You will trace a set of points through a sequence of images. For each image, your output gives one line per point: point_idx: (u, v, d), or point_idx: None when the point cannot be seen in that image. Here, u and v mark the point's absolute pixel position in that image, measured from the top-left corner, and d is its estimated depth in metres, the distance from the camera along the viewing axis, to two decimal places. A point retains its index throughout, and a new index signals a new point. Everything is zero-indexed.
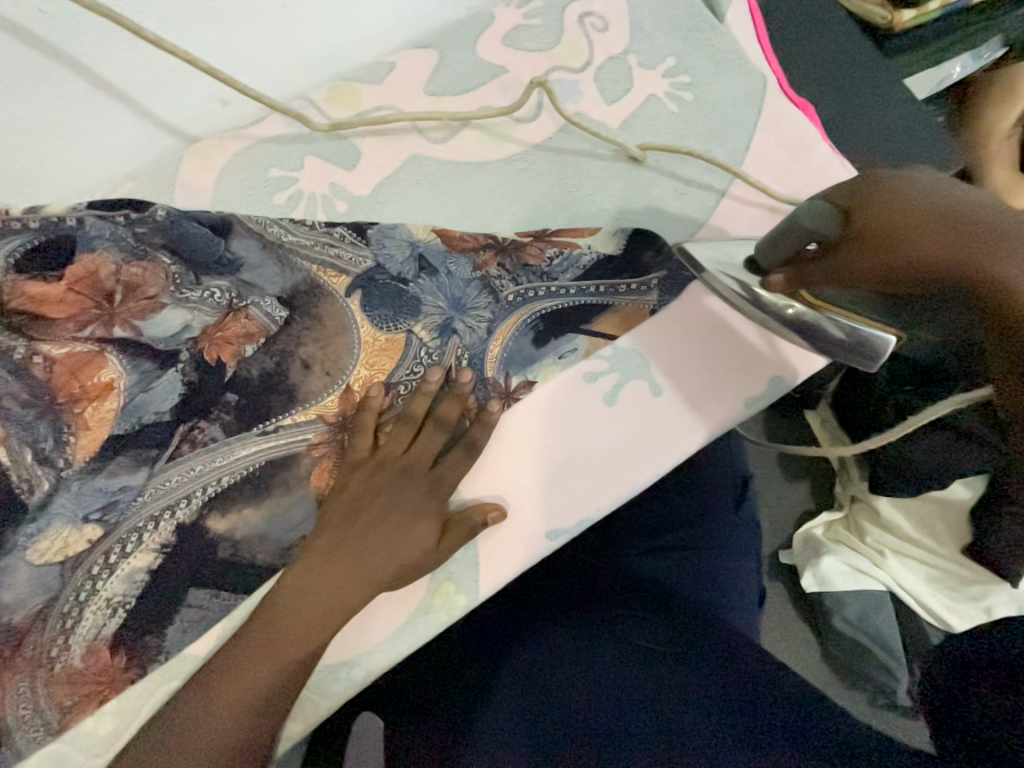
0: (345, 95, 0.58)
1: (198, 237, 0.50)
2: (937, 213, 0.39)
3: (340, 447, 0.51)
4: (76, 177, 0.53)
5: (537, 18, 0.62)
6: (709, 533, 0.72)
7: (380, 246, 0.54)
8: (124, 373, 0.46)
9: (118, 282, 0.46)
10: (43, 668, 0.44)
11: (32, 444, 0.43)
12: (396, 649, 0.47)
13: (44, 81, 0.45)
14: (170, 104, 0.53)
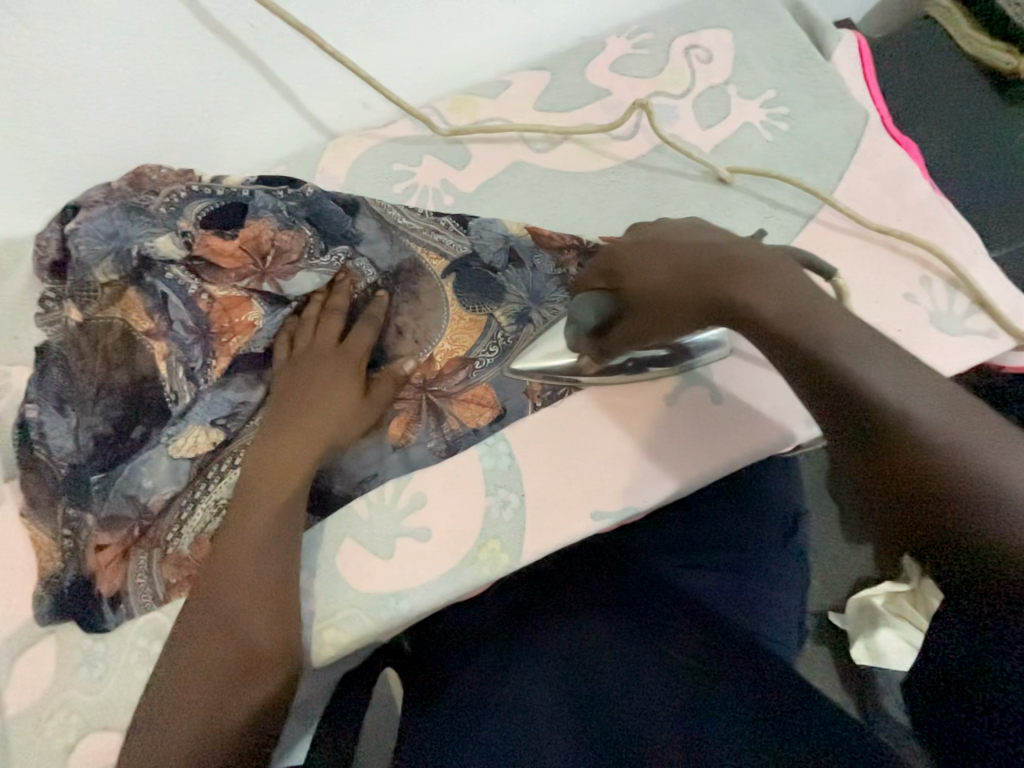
0: (465, 106, 0.66)
1: (334, 214, 0.58)
2: (678, 268, 0.44)
3: (418, 405, 0.56)
4: (244, 157, 0.65)
5: (645, 47, 0.68)
6: (751, 557, 0.70)
7: (477, 237, 0.60)
8: (261, 318, 0.56)
9: (272, 244, 0.56)
10: (162, 546, 0.53)
11: (186, 362, 0.54)
12: (441, 590, 0.51)
13: (238, 76, 0.57)
14: (325, 103, 0.64)
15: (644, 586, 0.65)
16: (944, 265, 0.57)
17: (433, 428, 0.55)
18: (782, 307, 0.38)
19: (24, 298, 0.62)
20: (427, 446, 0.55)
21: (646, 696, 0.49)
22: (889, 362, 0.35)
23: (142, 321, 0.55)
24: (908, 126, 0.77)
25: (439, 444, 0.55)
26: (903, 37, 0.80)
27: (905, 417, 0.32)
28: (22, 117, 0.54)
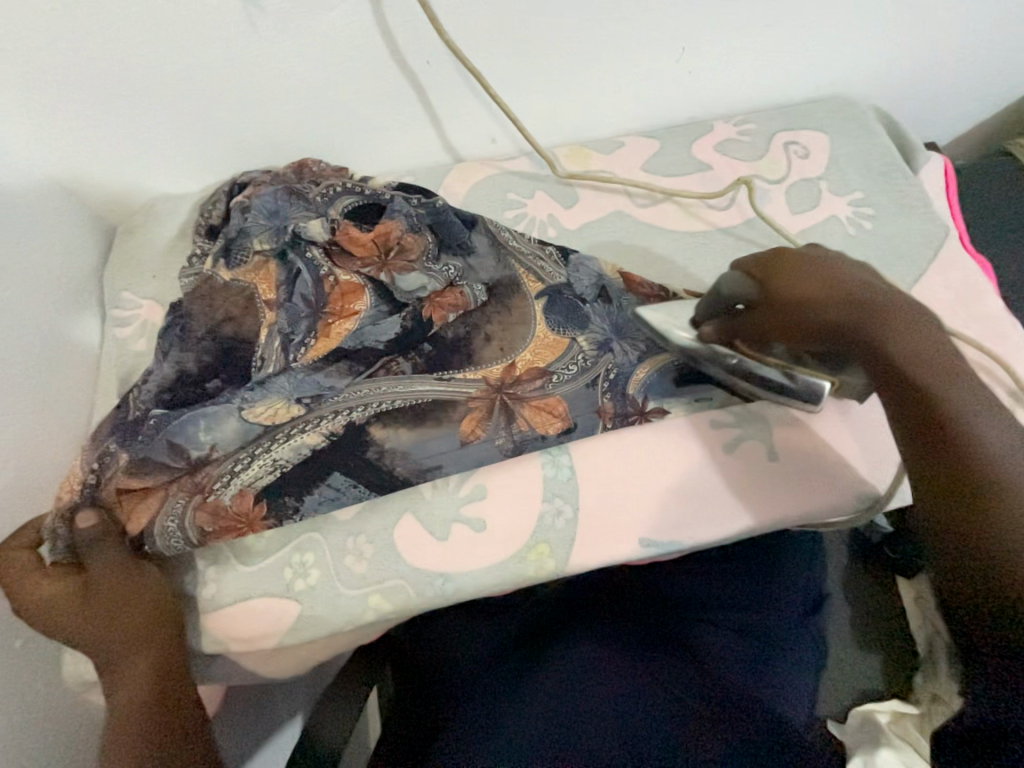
0: (580, 155, 0.75)
1: (454, 225, 0.65)
2: (830, 293, 0.48)
3: (490, 404, 0.58)
4: (381, 163, 0.74)
5: (748, 135, 0.76)
6: (768, 626, 0.71)
7: (574, 271, 0.66)
8: (368, 307, 0.62)
9: (397, 244, 0.63)
10: (200, 495, 0.53)
11: (293, 330, 0.60)
12: (486, 581, 0.55)
13: (401, 97, 0.67)
14: (461, 131, 0.73)
15: (658, 639, 0.69)
16: (1007, 377, 0.60)
17: (502, 425, 0.58)
18: (995, 434, 0.41)
19: (168, 243, 0.70)
20: (495, 442, 0.57)
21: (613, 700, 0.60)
22: (994, 461, 0.40)
23: (269, 291, 0.62)
24: (981, 248, 0.82)
25: (506, 443, 0.57)
26: (985, 168, 0.87)
27: (1004, 494, 0.39)
28: (220, 96, 0.64)
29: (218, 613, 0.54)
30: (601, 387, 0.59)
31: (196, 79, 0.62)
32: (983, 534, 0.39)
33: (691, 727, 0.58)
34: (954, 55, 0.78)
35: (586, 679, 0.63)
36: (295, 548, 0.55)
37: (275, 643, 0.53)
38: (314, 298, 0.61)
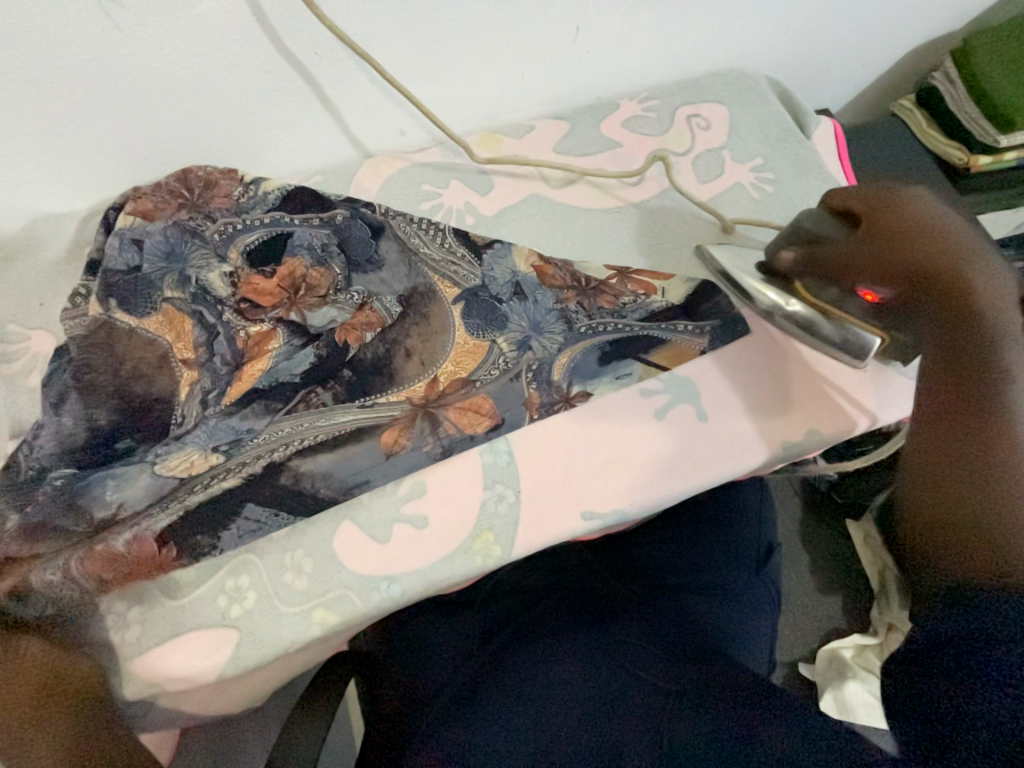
0: (492, 141, 0.74)
1: (361, 238, 0.64)
2: (938, 231, 0.46)
3: (413, 418, 0.57)
4: (287, 163, 0.71)
5: (653, 111, 0.78)
6: (724, 581, 0.74)
7: (488, 268, 0.65)
8: (281, 344, 0.59)
9: (303, 280, 0.61)
10: (87, 543, 0.49)
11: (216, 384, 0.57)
12: (434, 578, 0.53)
13: (296, 91, 0.64)
14: (367, 124, 0.71)
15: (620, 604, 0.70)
16: None
17: (426, 434, 0.56)
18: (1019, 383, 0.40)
19: (57, 267, 0.65)
20: (424, 451, 0.56)
21: (576, 674, 0.59)
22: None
23: (185, 350, 0.58)
24: None
25: (434, 449, 0.56)
26: (872, 129, 0.93)
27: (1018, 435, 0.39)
28: (91, 105, 0.59)
29: (149, 653, 0.50)
30: (526, 379, 0.59)
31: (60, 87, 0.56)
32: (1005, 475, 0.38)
33: (656, 690, 0.55)
34: (834, 21, 0.82)
35: (553, 663, 0.61)
36: (228, 573, 0.52)
37: (215, 677, 0.50)
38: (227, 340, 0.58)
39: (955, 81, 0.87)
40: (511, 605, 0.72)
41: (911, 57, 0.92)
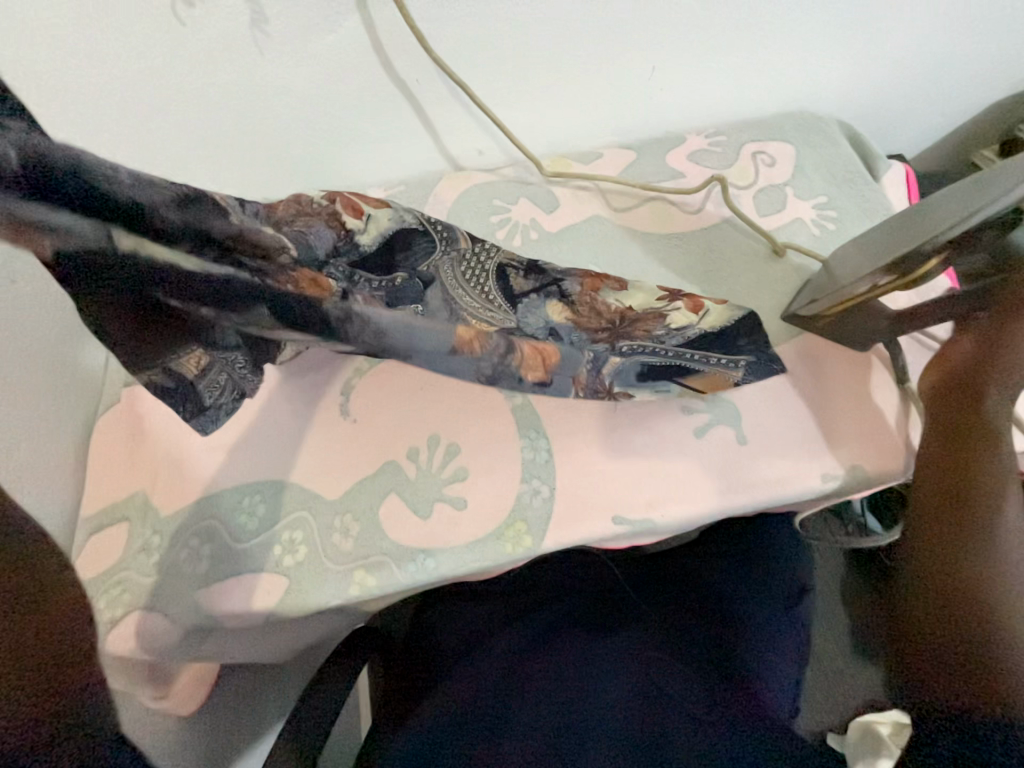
0: (562, 164, 0.80)
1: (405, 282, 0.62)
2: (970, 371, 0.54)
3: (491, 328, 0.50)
4: (376, 172, 0.80)
5: (719, 147, 0.81)
6: (751, 615, 0.71)
7: (522, 315, 0.62)
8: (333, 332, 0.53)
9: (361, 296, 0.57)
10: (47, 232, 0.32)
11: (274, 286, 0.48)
12: (465, 558, 0.57)
13: (395, 110, 0.72)
14: (452, 143, 0.78)
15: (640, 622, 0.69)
16: None
17: (497, 354, 0.49)
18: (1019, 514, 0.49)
19: None
20: (477, 364, 0.48)
21: (615, 689, 0.60)
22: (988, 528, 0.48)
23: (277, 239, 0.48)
24: None
25: (488, 368, 0.49)
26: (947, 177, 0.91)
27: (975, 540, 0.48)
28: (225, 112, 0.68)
29: (209, 588, 0.56)
30: (584, 356, 0.57)
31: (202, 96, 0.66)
32: (976, 580, 0.46)
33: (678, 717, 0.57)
34: (914, 71, 0.83)
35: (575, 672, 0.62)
36: (285, 526, 0.58)
37: (263, 618, 0.55)
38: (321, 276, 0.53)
39: None
40: (525, 606, 0.73)
41: (993, 109, 0.91)
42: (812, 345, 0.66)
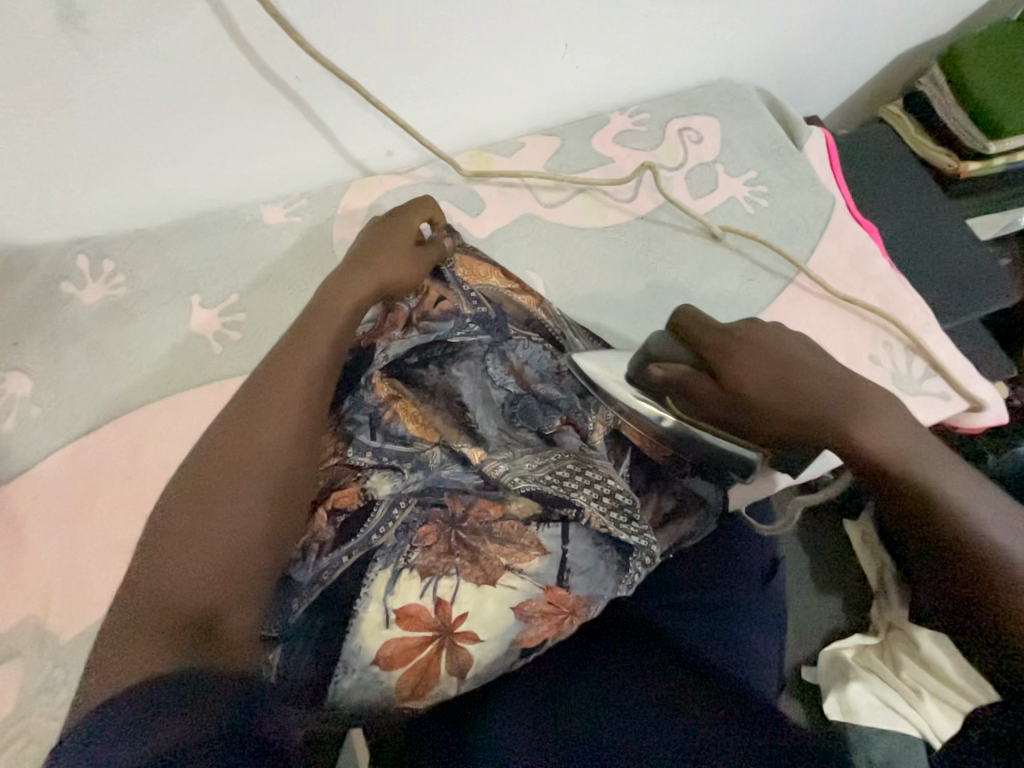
0: (482, 159, 0.72)
1: (392, 456, 0.54)
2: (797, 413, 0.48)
3: (442, 527, 0.52)
4: (267, 186, 0.68)
5: (644, 125, 0.76)
6: (742, 601, 0.63)
7: (471, 384, 0.58)
8: (368, 497, 0.52)
9: (356, 482, 0.53)
10: None
11: (423, 360, 0.59)
12: (435, 593, 0.49)
13: (278, 115, 0.60)
14: (359, 144, 0.68)
15: (617, 625, 0.58)
16: (900, 332, 0.64)
17: (409, 528, 0.52)
18: (900, 435, 0.44)
19: (28, 306, 0.61)
20: (394, 545, 0.51)
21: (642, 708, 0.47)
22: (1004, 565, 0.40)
23: None
24: (867, 209, 0.86)
25: (395, 540, 0.51)
26: (867, 133, 0.92)
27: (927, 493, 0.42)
28: (50, 140, 0.54)
29: None
30: (449, 470, 0.54)
31: (21, 130, 0.52)
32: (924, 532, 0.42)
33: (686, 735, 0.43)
34: (829, 37, 0.81)
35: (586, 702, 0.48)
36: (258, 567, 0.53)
37: None
38: (435, 392, 0.58)
39: (942, 86, 0.87)
40: None
41: (903, 60, 0.91)
42: None
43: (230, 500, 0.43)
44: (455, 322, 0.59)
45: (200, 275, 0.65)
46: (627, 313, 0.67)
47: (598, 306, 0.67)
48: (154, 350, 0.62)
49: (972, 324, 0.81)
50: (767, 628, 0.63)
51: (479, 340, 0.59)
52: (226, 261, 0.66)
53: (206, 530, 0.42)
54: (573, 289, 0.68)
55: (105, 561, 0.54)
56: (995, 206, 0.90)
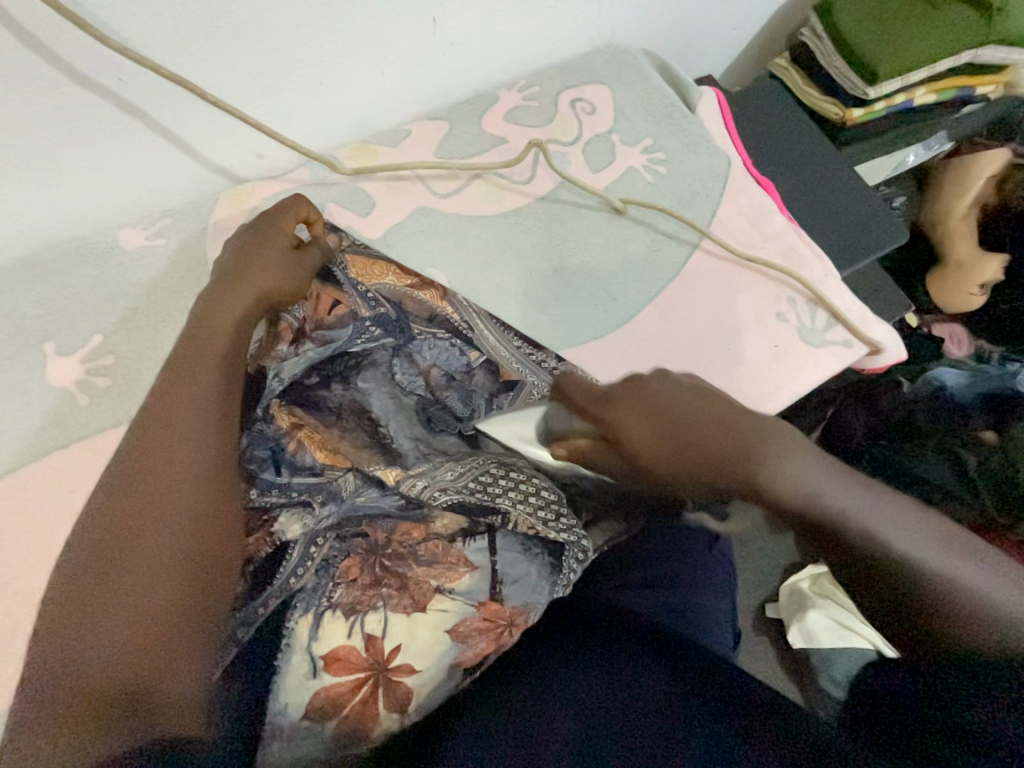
0: (365, 153, 0.66)
1: (302, 489, 0.50)
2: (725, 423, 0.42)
3: (365, 558, 0.49)
4: (119, 208, 0.60)
5: (534, 100, 0.72)
6: (689, 567, 0.64)
7: (381, 396, 0.54)
8: (280, 539, 0.48)
9: (263, 526, 0.48)
10: None
11: (324, 379, 0.54)
12: (367, 629, 0.46)
13: (108, 128, 0.52)
14: (220, 150, 0.61)
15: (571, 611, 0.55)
16: (801, 287, 0.66)
17: (330, 563, 0.48)
18: (804, 473, 0.39)
19: None
20: (316, 583, 0.48)
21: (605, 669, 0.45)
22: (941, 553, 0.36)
23: None
24: (766, 166, 0.87)
25: (315, 578, 0.48)
26: (758, 87, 0.92)
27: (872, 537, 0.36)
28: None
29: None
30: (369, 495, 0.51)
31: None
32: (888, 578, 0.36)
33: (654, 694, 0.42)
34: None
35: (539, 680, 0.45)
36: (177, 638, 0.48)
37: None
38: (341, 412, 0.53)
39: (821, 36, 0.88)
40: None
41: (781, 12, 0.91)
42: (668, 306, 0.65)
43: (140, 545, 0.38)
44: (354, 329, 0.54)
45: (52, 320, 0.57)
46: (540, 301, 0.64)
47: (508, 297, 0.64)
48: (8, 413, 0.54)
49: (871, 267, 0.84)
50: (712, 587, 0.65)
51: (382, 346, 0.55)
52: (82, 300, 0.58)
53: (113, 610, 0.35)
54: (480, 281, 0.64)
55: None
56: (880, 150, 0.94)
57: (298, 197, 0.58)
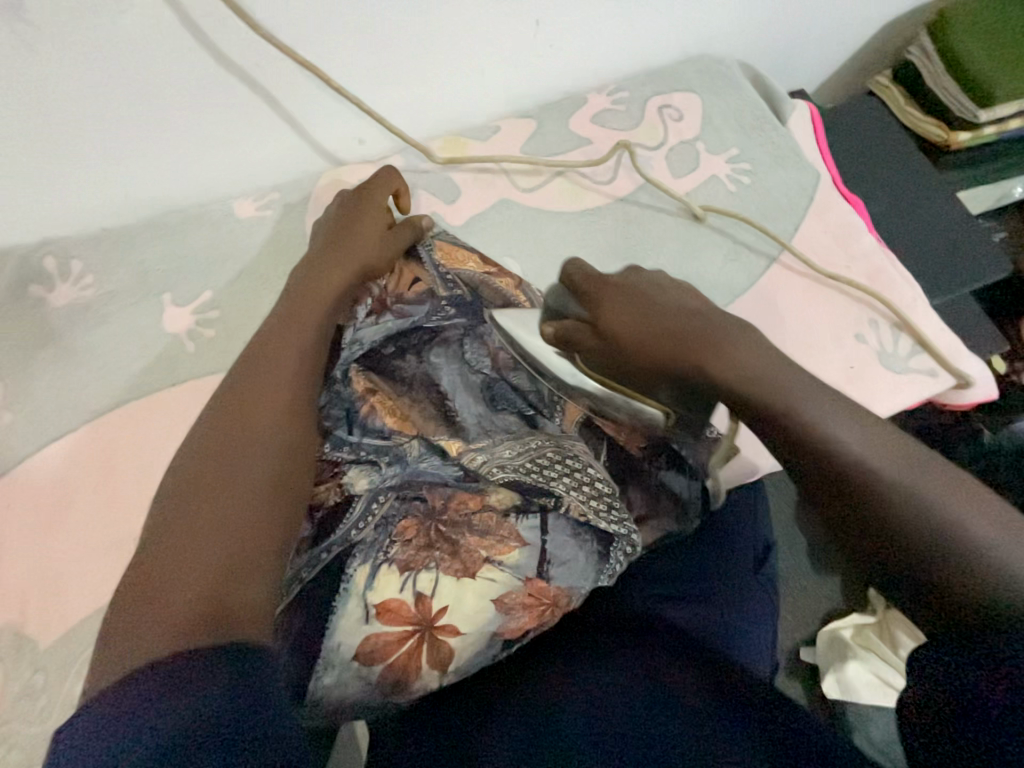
0: (456, 145, 0.70)
1: (371, 449, 0.53)
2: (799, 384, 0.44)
3: (422, 520, 0.51)
4: (236, 180, 0.66)
5: (623, 104, 0.74)
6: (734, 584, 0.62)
7: (450, 372, 0.57)
8: (346, 492, 0.51)
9: (333, 477, 0.52)
10: None
11: (399, 349, 0.57)
12: (418, 587, 0.48)
13: (241, 107, 0.58)
14: (329, 134, 0.66)
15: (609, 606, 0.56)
16: (886, 311, 0.63)
17: (389, 521, 0.51)
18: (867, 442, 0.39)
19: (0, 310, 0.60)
20: (375, 537, 0.50)
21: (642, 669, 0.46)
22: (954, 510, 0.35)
23: None
24: (856, 186, 0.84)
25: (374, 532, 0.50)
26: (854, 105, 0.89)
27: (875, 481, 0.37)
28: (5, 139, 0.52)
29: None
30: (430, 463, 0.53)
31: None
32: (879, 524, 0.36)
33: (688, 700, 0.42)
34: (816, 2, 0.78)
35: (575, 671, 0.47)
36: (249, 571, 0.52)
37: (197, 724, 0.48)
38: (412, 383, 0.57)
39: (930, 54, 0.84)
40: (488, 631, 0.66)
41: (889, 29, 0.88)
42: (739, 316, 0.64)
43: (235, 467, 0.42)
44: (431, 306, 0.57)
45: (170, 274, 0.64)
46: None
47: None
48: (127, 351, 0.61)
49: (963, 300, 0.79)
50: (757, 610, 0.62)
51: (455, 324, 0.57)
52: (197, 259, 0.65)
53: (216, 521, 0.39)
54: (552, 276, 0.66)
55: (86, 563, 0.54)
56: (985, 178, 0.88)
57: (391, 172, 0.63)
